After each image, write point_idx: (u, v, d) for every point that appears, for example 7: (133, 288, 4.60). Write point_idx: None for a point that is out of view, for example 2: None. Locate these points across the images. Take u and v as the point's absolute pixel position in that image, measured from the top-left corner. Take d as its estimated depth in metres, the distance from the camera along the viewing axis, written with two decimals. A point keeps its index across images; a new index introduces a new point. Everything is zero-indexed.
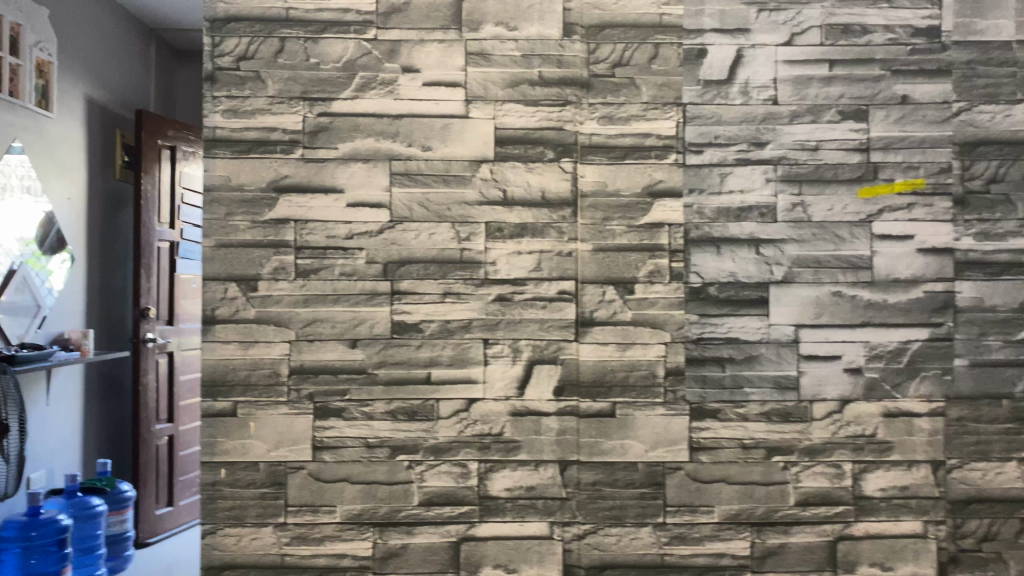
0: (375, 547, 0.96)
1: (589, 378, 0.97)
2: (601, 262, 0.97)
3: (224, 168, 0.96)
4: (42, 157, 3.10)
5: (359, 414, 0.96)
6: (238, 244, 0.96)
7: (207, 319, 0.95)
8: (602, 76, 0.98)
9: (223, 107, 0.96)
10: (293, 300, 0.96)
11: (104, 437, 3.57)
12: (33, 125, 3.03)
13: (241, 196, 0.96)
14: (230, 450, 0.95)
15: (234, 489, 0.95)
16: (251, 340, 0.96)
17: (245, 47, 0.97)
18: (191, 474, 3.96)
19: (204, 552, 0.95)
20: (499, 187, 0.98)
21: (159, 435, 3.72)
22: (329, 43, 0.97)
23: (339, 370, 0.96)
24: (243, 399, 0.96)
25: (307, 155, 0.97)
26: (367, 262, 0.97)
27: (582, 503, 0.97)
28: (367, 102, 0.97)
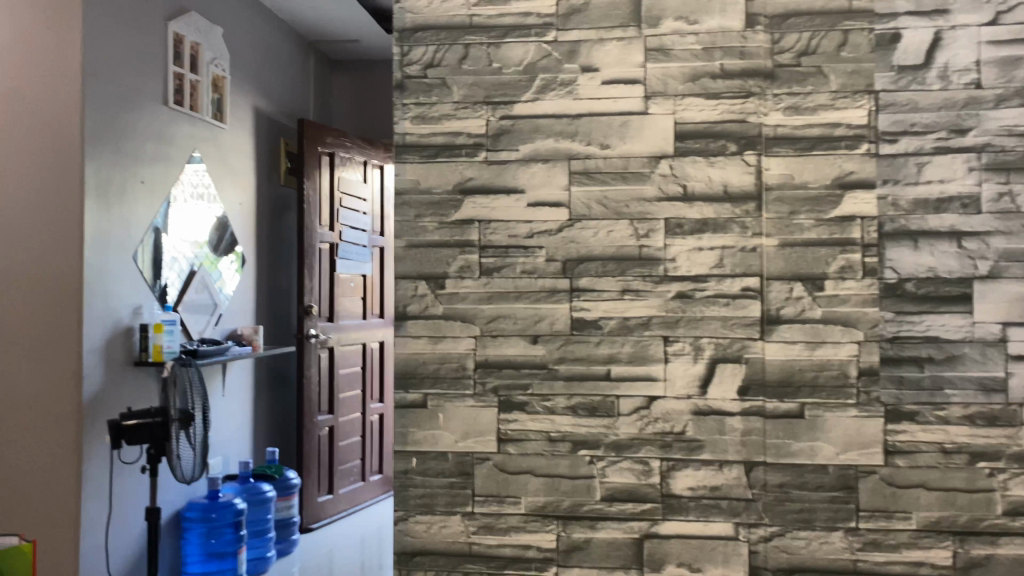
0: (559, 539, 0.98)
1: (776, 378, 0.95)
2: (788, 258, 0.95)
3: (414, 172, 1.00)
4: (217, 165, 3.33)
5: (541, 408, 0.98)
6: (427, 244, 1.00)
7: (399, 315, 1.00)
8: (787, 66, 0.95)
9: (412, 114, 1.01)
10: (477, 297, 0.99)
11: (271, 427, 3.80)
12: (209, 136, 3.27)
13: (429, 198, 1.00)
14: (421, 440, 1.00)
15: (424, 477, 1.00)
16: (440, 335, 1.00)
17: (432, 55, 1.00)
18: (350, 464, 4.15)
19: (397, 537, 1.00)
20: (679, 182, 0.96)
21: (321, 426, 3.93)
22: (511, 47, 0.99)
23: (521, 365, 0.98)
24: (433, 391, 1.00)
25: (490, 157, 0.99)
26: (547, 260, 0.98)
27: (768, 505, 0.95)
28: (547, 103, 0.98)
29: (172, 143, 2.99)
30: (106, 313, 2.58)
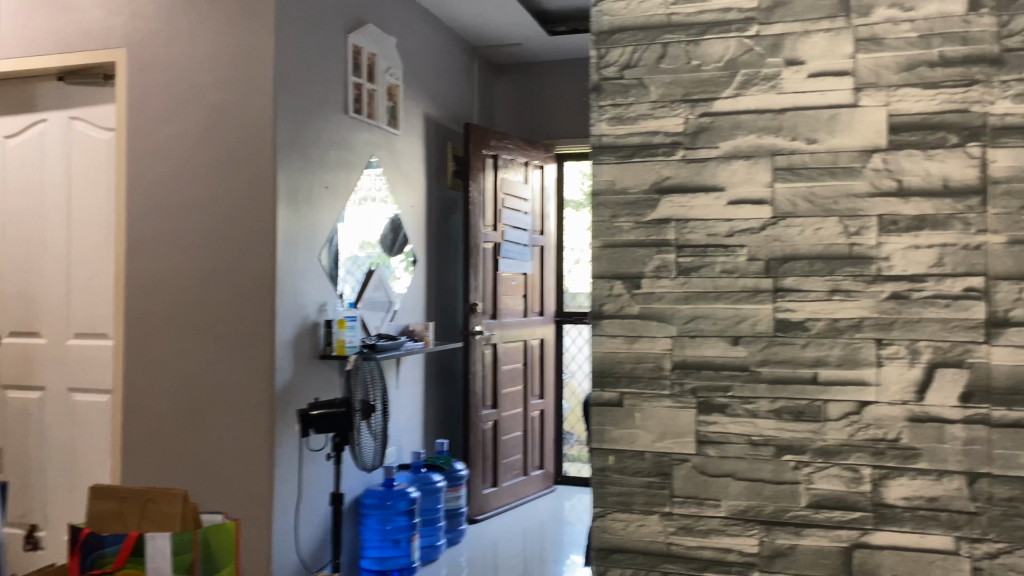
0: (761, 544, 0.96)
1: (1003, 385, 0.89)
2: (1017, 256, 0.89)
3: (610, 173, 1.00)
4: (392, 170, 3.49)
5: (743, 411, 0.96)
6: (623, 243, 1.00)
7: (595, 314, 1.01)
8: (1017, 50, 0.89)
9: (609, 115, 1.01)
10: (675, 297, 0.98)
11: (439, 420, 3.94)
12: (385, 142, 3.42)
13: (625, 198, 1.00)
14: (618, 438, 1.00)
15: (622, 476, 1.00)
16: (636, 335, 0.99)
17: (629, 55, 1.00)
18: (512, 458, 4.24)
19: (596, 534, 1.01)
20: (894, 176, 0.92)
21: (486, 420, 4.03)
22: (711, 43, 0.97)
23: (722, 366, 0.97)
24: (629, 391, 1.00)
25: (688, 155, 0.98)
26: (749, 259, 0.96)
27: (994, 520, 0.89)
28: (749, 99, 0.96)
29: (352, 149, 3.16)
30: (295, 309, 2.76)
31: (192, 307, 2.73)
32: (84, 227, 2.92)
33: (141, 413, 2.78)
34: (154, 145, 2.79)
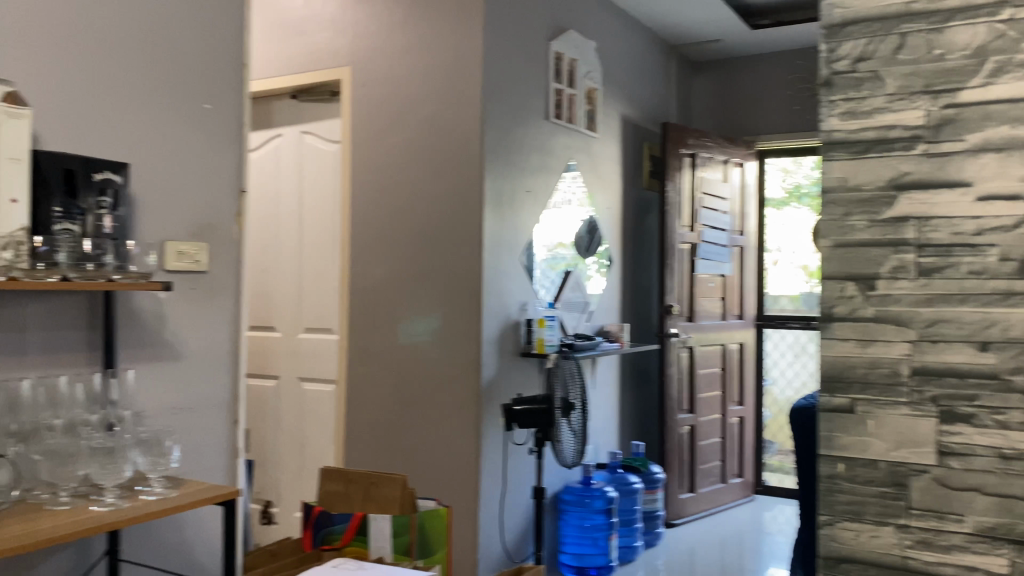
0: (1013, 566, 0.89)
1: None
2: None
3: (841, 170, 0.97)
4: (590, 172, 3.52)
5: (992, 422, 0.90)
6: (856, 243, 0.97)
7: (824, 317, 0.99)
8: None
9: (841, 110, 0.98)
10: (914, 299, 0.94)
11: (635, 422, 3.94)
12: (584, 146, 3.47)
13: (858, 196, 0.97)
14: (849, 445, 0.97)
15: (853, 484, 0.97)
16: (870, 339, 0.96)
17: (863, 48, 0.97)
18: (710, 464, 4.15)
19: (823, 542, 0.99)
20: None
21: (682, 424, 3.97)
22: (957, 31, 0.91)
23: (967, 373, 0.91)
24: (861, 397, 0.97)
25: (930, 149, 0.93)
26: (1000, 259, 0.90)
27: None
28: (1002, 87, 0.89)
29: (553, 153, 3.24)
30: (500, 308, 2.87)
31: (406, 306, 2.91)
32: (314, 232, 3.21)
33: (361, 403, 3.01)
34: (374, 156, 3.01)
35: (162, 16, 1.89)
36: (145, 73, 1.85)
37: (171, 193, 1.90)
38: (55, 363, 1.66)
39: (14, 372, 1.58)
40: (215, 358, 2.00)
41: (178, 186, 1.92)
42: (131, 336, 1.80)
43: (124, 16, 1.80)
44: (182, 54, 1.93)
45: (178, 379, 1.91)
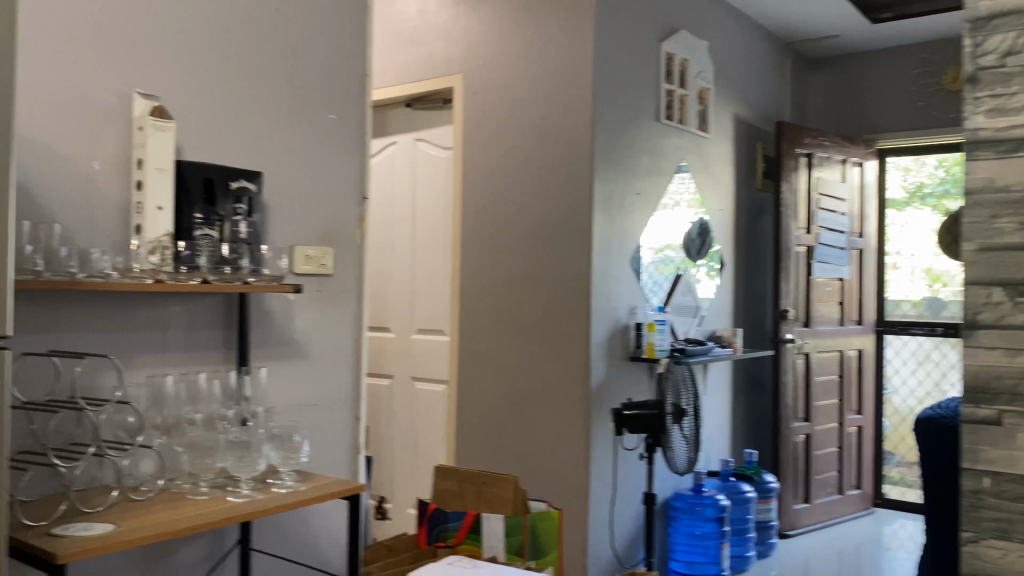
0: None
1: None
2: None
3: (986, 172, 0.93)
4: (701, 174, 3.47)
5: None
6: (1003, 247, 0.92)
7: (968, 325, 0.94)
8: None
9: (986, 108, 0.92)
10: None
11: (748, 429, 3.85)
12: (695, 147, 3.42)
13: (1006, 197, 0.92)
14: (996, 460, 0.92)
15: (999, 501, 0.92)
16: (1019, 348, 0.91)
17: (1011, 42, 0.91)
18: (826, 475, 4.01)
19: (966, 561, 0.94)
20: None
21: (797, 432, 3.85)
22: None
23: None
24: (1009, 410, 0.92)
25: None
26: None
27: None
28: None
29: (664, 156, 3.20)
30: (610, 312, 2.86)
31: (516, 309, 2.94)
32: (428, 235, 3.28)
33: (472, 404, 3.05)
34: (485, 160, 3.05)
35: (289, 30, 1.97)
36: (277, 86, 1.94)
37: (297, 198, 1.99)
38: (195, 360, 1.77)
39: (159, 367, 1.70)
40: (337, 356, 2.08)
41: (303, 192, 2.00)
42: (263, 335, 1.90)
43: (256, 32, 1.90)
44: (308, 65, 2.02)
45: (303, 377, 2.00)
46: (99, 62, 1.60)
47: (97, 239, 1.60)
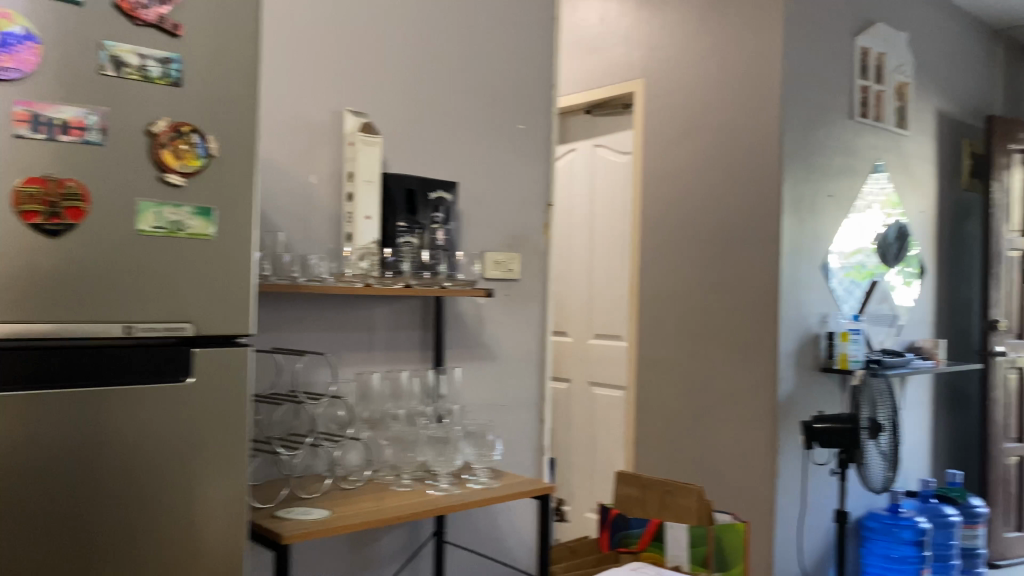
0: None
1: None
2: None
3: None
4: (900, 174, 3.26)
5: None
6: None
7: None
8: None
9: None
10: None
11: (951, 448, 3.57)
12: (893, 145, 3.22)
13: None
14: None
15: None
16: None
17: None
18: None
19: None
20: None
21: (1010, 454, 3.52)
22: None
23: None
24: None
25: None
26: None
27: None
28: None
29: (858, 155, 3.04)
30: (799, 319, 2.75)
31: (698, 315, 2.89)
32: (608, 240, 3.30)
33: (651, 411, 3.03)
34: (667, 164, 3.02)
35: (482, 45, 2.05)
36: (470, 99, 2.03)
37: (488, 206, 2.06)
38: (397, 360, 1.88)
39: (365, 365, 1.82)
40: (525, 359, 2.14)
41: (494, 200, 2.07)
42: (456, 337, 1.99)
43: (452, 48, 1.99)
44: (498, 78, 2.09)
45: (493, 378, 2.06)
46: (314, 83, 1.74)
47: (313, 246, 1.74)
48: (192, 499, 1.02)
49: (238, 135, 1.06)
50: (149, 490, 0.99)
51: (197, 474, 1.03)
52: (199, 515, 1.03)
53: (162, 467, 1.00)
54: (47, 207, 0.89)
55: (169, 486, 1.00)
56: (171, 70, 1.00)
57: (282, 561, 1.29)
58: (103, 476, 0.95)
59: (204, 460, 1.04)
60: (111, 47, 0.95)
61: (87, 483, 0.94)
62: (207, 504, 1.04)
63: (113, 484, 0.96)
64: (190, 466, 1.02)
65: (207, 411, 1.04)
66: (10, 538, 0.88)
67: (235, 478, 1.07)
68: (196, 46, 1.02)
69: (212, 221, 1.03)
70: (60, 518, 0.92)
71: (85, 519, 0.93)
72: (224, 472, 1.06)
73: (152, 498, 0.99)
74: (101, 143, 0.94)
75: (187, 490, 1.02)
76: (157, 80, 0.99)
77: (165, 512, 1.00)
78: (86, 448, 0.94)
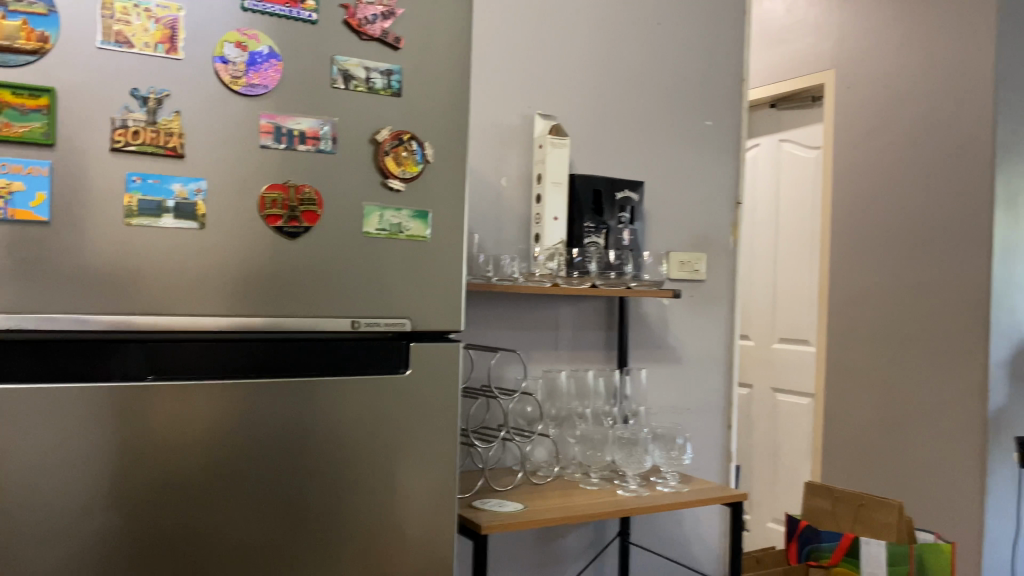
0: None
1: None
2: None
3: None
4: None
5: None
6: None
7: None
8: None
9: None
10: None
11: None
12: None
13: None
14: None
15: None
16: None
17: None
18: None
19: None
20: None
21: None
22: None
23: None
24: None
25: None
26: None
27: None
28: None
29: None
30: (1013, 326, 2.51)
31: (894, 319, 2.71)
32: (793, 240, 3.17)
33: (840, 419, 2.88)
34: (859, 159, 2.86)
35: (670, 42, 2.03)
36: (658, 98, 2.01)
37: (675, 206, 2.04)
38: (583, 359, 1.90)
39: (553, 363, 1.85)
40: (712, 362, 2.09)
41: (681, 200, 2.04)
42: (642, 338, 1.98)
43: (640, 46, 1.98)
44: (686, 75, 2.06)
45: (679, 380, 2.04)
46: (506, 87, 1.79)
47: (504, 246, 1.79)
48: (393, 485, 1.07)
49: (450, 142, 1.11)
50: (356, 477, 1.04)
51: (399, 464, 1.08)
52: (399, 503, 1.08)
53: (368, 456, 1.05)
54: (287, 211, 0.99)
55: (374, 476, 1.06)
56: (393, 82, 1.07)
57: (481, 550, 1.33)
58: (315, 462, 1.02)
59: (406, 449, 1.08)
60: (342, 62, 1.03)
61: (301, 466, 1.01)
62: (407, 493, 1.08)
63: (324, 470, 1.02)
64: (393, 455, 1.07)
65: (410, 402, 1.08)
66: (236, 513, 0.97)
67: (435, 472, 1.11)
68: (414, 58, 1.08)
69: (428, 223, 1.09)
70: (278, 497, 0.99)
71: (300, 500, 1.01)
72: (424, 461, 1.10)
73: (358, 484, 1.05)
74: (332, 152, 1.03)
75: (390, 481, 1.07)
76: (381, 92, 1.06)
77: (368, 496, 1.05)
78: (301, 434, 1.01)
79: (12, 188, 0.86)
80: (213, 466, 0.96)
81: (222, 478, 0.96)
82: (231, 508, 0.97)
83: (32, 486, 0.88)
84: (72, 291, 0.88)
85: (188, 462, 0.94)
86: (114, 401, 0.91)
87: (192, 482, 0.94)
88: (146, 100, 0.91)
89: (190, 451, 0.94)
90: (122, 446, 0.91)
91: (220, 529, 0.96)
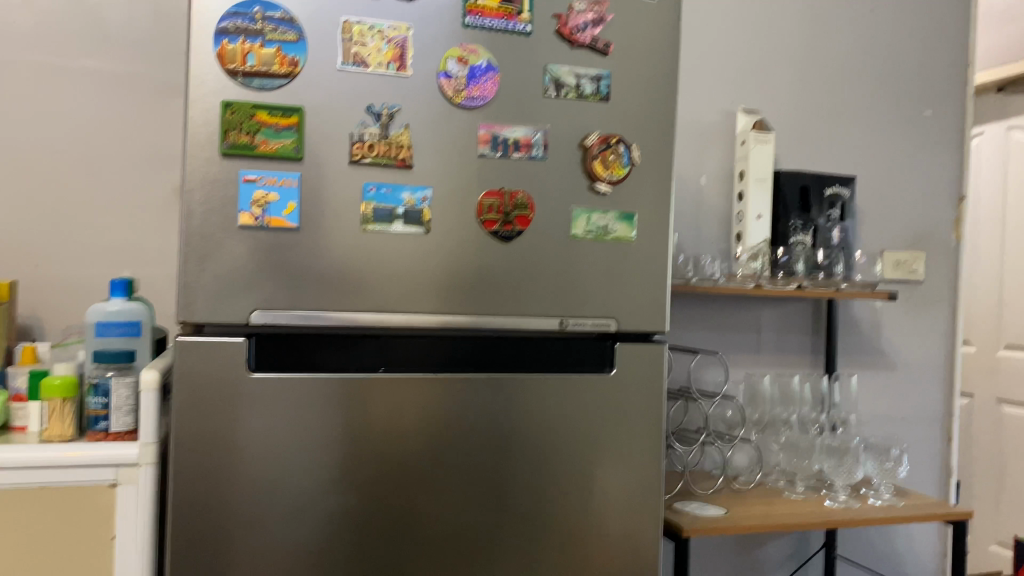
0: None
1: None
2: None
3: None
4: None
5: None
6: None
7: None
8: None
9: None
10: None
11: None
12: None
13: None
14: None
15: None
16: None
17: None
18: None
19: None
20: None
21: None
22: None
23: None
24: None
25: None
26: None
27: None
28: None
29: None
30: None
31: None
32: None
33: None
34: None
35: (883, 26, 1.91)
36: (870, 87, 1.90)
37: (888, 202, 1.92)
38: (786, 363, 1.84)
39: (754, 367, 1.80)
40: (929, 369, 1.95)
41: (895, 195, 1.92)
42: (851, 342, 1.89)
43: (850, 33, 1.88)
44: (901, 62, 1.93)
45: (894, 388, 1.92)
46: (706, 84, 1.76)
47: (703, 245, 1.77)
48: (594, 483, 1.09)
49: (656, 145, 1.12)
50: (559, 473, 1.08)
51: (601, 462, 1.10)
52: (600, 500, 1.10)
53: (571, 453, 1.08)
54: (502, 215, 1.03)
55: (575, 474, 1.08)
56: (602, 87, 1.09)
57: (682, 553, 1.33)
58: (522, 455, 1.06)
59: (608, 449, 1.10)
60: (554, 71, 1.07)
61: (508, 460, 1.05)
62: (608, 491, 1.10)
63: (530, 465, 1.06)
64: (595, 453, 1.09)
65: (613, 402, 1.10)
66: (449, 501, 1.03)
67: (637, 473, 1.11)
68: (622, 63, 1.10)
69: (634, 225, 1.10)
70: (486, 488, 1.04)
71: (506, 493, 1.05)
72: (625, 462, 1.11)
73: (561, 479, 1.08)
74: (544, 158, 1.06)
75: (591, 479, 1.09)
76: (590, 97, 1.08)
77: (570, 492, 1.08)
78: (510, 428, 1.06)
79: (268, 199, 0.96)
80: (430, 454, 1.02)
81: (437, 467, 1.03)
82: (445, 495, 1.03)
83: (278, 466, 0.98)
84: (312, 291, 0.98)
85: (408, 449, 1.02)
86: (347, 391, 1.00)
87: (411, 469, 1.02)
88: (379, 115, 0.99)
89: (410, 440, 1.02)
90: (352, 432, 1.00)
91: (435, 513, 1.03)
